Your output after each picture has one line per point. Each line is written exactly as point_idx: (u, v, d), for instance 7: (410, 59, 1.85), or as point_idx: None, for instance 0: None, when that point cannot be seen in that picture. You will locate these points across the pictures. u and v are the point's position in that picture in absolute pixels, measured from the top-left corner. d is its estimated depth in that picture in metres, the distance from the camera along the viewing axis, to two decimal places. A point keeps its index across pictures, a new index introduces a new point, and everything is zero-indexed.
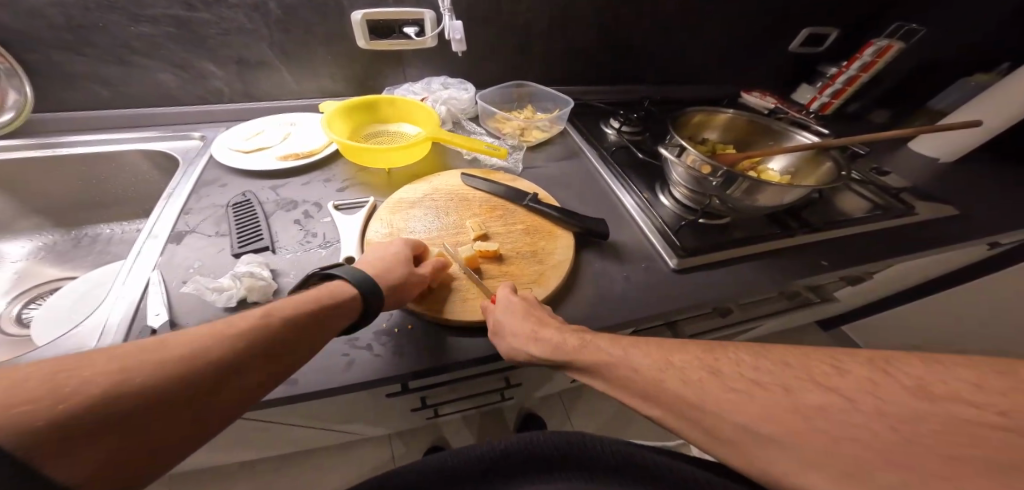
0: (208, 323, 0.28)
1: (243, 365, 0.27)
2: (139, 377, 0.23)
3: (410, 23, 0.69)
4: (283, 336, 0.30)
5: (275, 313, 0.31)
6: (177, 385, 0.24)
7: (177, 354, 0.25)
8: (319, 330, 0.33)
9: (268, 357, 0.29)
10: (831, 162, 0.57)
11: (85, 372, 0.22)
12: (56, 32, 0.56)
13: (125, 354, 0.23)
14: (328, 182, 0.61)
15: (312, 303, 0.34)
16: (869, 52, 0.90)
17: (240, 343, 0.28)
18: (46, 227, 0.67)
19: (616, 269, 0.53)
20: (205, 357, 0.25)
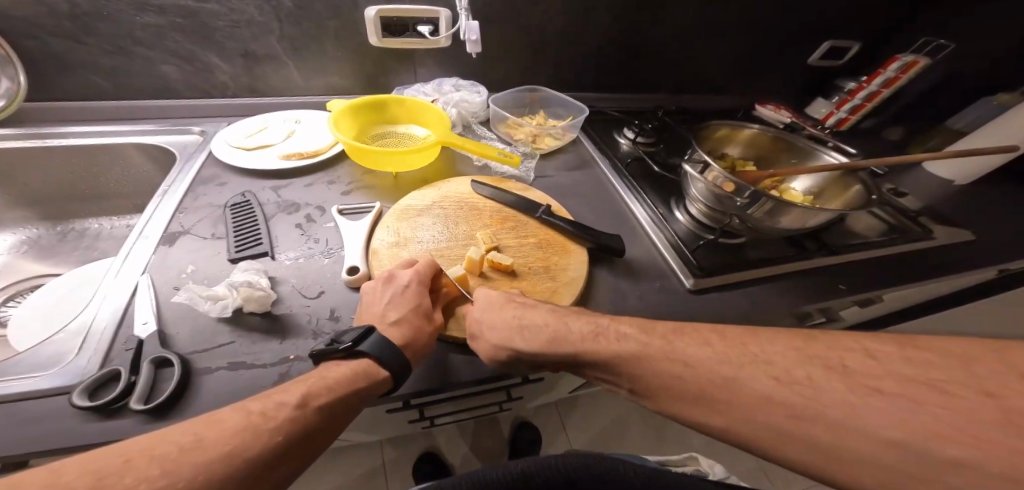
0: (246, 409, 0.27)
1: (275, 459, 0.26)
2: (179, 483, 0.22)
3: (425, 22, 0.67)
4: (316, 423, 0.29)
5: (312, 398, 0.30)
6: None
7: (214, 455, 0.24)
8: (350, 411, 0.32)
9: (299, 445, 0.28)
10: (860, 185, 0.55)
11: (128, 480, 0.21)
12: (55, 19, 0.53)
13: (164, 456, 0.23)
14: (332, 184, 0.58)
15: (347, 383, 0.33)
16: (893, 67, 0.88)
17: (276, 437, 0.27)
18: (33, 220, 0.64)
19: (631, 287, 0.51)
20: (241, 456, 0.25)
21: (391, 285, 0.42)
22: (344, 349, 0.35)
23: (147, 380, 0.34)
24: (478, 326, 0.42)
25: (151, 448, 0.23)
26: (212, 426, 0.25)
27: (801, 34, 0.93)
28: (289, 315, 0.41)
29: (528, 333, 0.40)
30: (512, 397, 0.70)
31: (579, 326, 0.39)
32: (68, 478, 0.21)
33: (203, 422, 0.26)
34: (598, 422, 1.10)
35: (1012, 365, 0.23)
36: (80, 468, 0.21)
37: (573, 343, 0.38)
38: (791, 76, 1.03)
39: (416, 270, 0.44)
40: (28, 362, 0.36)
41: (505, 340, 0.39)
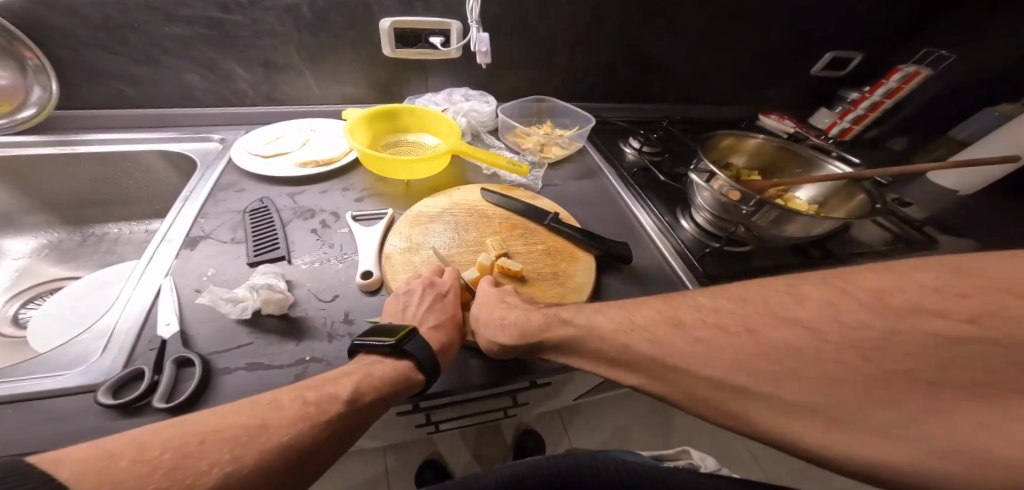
0: (305, 399, 0.30)
1: (320, 449, 0.28)
2: (243, 471, 0.24)
3: (436, 33, 0.69)
4: (358, 419, 0.31)
5: (362, 394, 0.32)
6: (271, 475, 0.25)
7: (276, 444, 0.26)
8: (390, 403, 0.34)
9: (342, 436, 0.30)
10: (864, 194, 0.56)
11: (205, 461, 0.23)
12: (91, 30, 0.56)
13: (235, 441, 0.25)
14: (346, 191, 0.60)
15: (392, 381, 0.35)
16: (896, 77, 0.90)
17: (325, 430, 0.29)
18: (53, 224, 0.66)
19: (637, 292, 0.52)
20: (294, 447, 0.27)
21: (428, 294, 0.45)
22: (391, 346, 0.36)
23: (170, 379, 0.35)
24: (477, 321, 0.44)
25: (221, 432, 0.25)
26: (275, 416, 0.27)
27: (806, 46, 0.95)
28: (305, 317, 0.43)
29: (510, 329, 0.41)
30: (518, 403, 0.71)
31: (535, 318, 0.41)
32: (152, 454, 0.23)
33: (264, 407, 0.28)
34: (601, 431, 1.10)
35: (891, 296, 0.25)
36: (164, 445, 0.23)
37: (535, 338, 0.40)
38: (795, 86, 1.04)
39: (451, 280, 0.47)
40: (53, 362, 0.38)
41: (494, 333, 0.41)
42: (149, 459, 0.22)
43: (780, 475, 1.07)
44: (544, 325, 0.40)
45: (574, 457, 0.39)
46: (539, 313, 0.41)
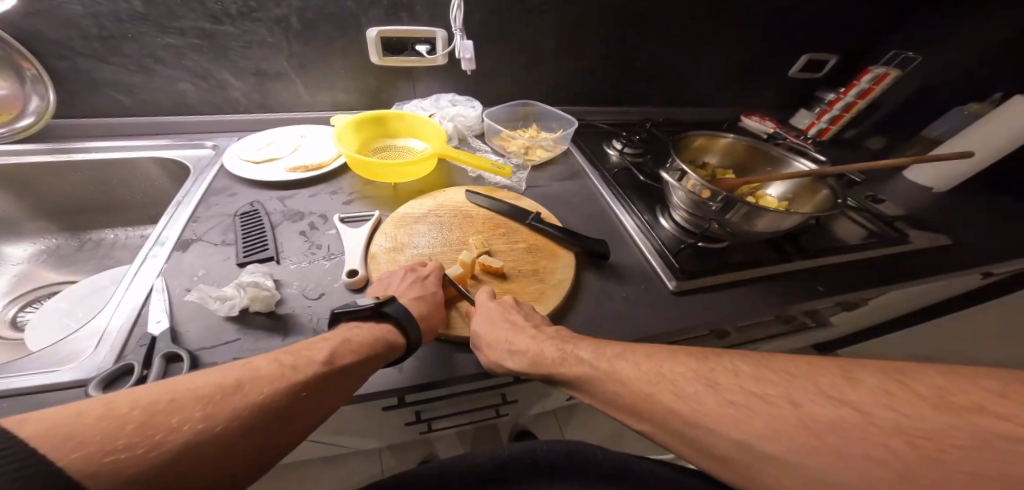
0: (278, 363, 0.32)
1: (296, 406, 0.31)
2: (215, 426, 0.26)
3: (422, 41, 0.71)
4: (335, 379, 0.34)
5: (336, 358, 0.35)
6: (244, 431, 0.28)
7: (249, 402, 0.28)
8: (366, 365, 0.37)
9: (318, 396, 0.32)
10: (828, 190, 0.59)
11: (176, 417, 0.25)
12: (87, 41, 0.58)
13: (208, 400, 0.27)
14: (335, 194, 0.62)
15: (370, 344, 0.38)
16: (867, 78, 0.93)
17: (299, 389, 0.31)
18: (52, 230, 0.68)
19: (616, 288, 0.54)
20: (266, 404, 0.29)
21: (410, 274, 0.48)
22: (370, 308, 0.41)
23: (158, 373, 0.36)
24: (480, 338, 0.44)
25: (194, 391, 0.27)
26: (248, 377, 0.30)
27: (784, 49, 0.98)
28: (292, 315, 0.44)
29: (519, 358, 0.41)
30: (507, 400, 0.72)
31: (550, 350, 0.41)
32: (124, 410, 0.24)
33: (236, 372, 0.30)
34: (595, 430, 1.11)
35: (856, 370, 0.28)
36: (133, 403, 0.25)
37: (546, 370, 0.41)
38: (775, 89, 1.07)
39: (436, 276, 0.49)
40: (47, 359, 0.39)
41: (503, 358, 0.42)
42: (117, 417, 0.24)
43: None
44: (559, 358, 0.40)
45: (567, 444, 0.42)
46: (554, 344, 0.41)
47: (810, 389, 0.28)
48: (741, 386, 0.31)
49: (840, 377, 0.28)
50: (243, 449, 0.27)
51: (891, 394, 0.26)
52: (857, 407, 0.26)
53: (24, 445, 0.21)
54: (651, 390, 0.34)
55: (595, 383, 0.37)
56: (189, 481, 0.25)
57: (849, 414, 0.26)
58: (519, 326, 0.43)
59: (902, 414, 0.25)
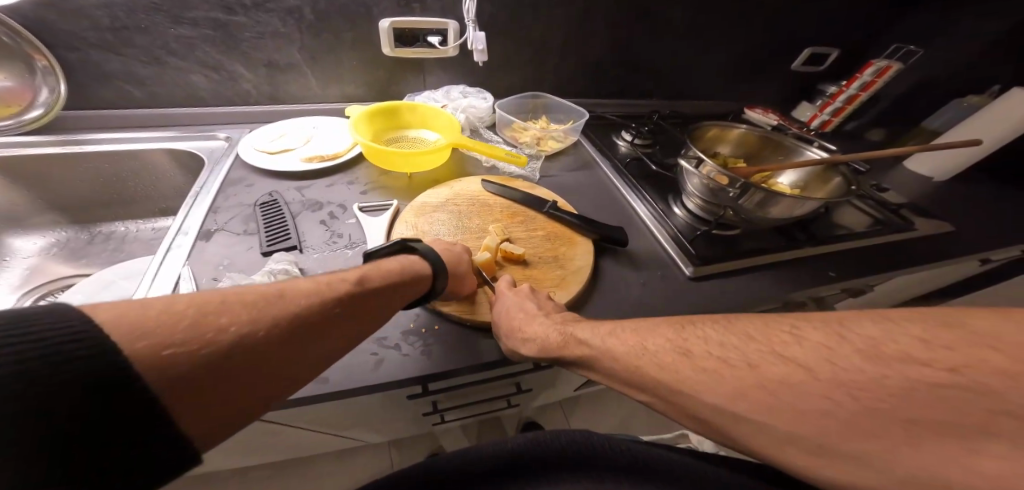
0: (314, 279, 0.33)
1: (331, 321, 0.31)
2: (259, 332, 0.26)
3: (434, 33, 0.72)
4: (365, 300, 0.35)
5: (367, 282, 0.36)
6: (283, 339, 0.28)
7: (290, 312, 0.29)
8: (393, 293, 0.38)
9: (350, 314, 0.33)
10: (840, 178, 0.61)
11: (227, 318, 0.25)
12: (97, 32, 0.57)
13: (254, 305, 0.27)
14: (352, 184, 0.62)
15: (398, 273, 0.40)
16: (869, 72, 0.96)
17: (335, 306, 0.32)
18: (62, 224, 0.67)
19: (634, 275, 0.55)
20: (305, 315, 0.29)
21: (437, 237, 0.51)
22: (397, 242, 0.46)
23: None
24: (500, 322, 0.44)
25: (240, 294, 0.27)
26: (291, 288, 0.30)
27: (788, 42, 0.99)
28: None
29: (532, 345, 0.41)
30: (522, 389, 0.73)
31: (553, 334, 0.41)
32: (179, 306, 0.24)
33: (279, 287, 0.30)
34: (602, 421, 1.12)
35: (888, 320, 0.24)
36: (187, 301, 0.25)
37: (554, 354, 0.41)
38: (778, 83, 1.09)
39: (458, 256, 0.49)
40: None
41: (518, 345, 0.42)
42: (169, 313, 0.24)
43: None
44: (560, 343, 0.41)
45: (563, 434, 0.41)
46: (559, 329, 0.42)
47: (845, 346, 0.24)
48: (770, 350, 0.27)
49: (875, 329, 0.24)
50: (280, 356, 0.28)
51: (934, 346, 0.22)
52: (903, 369, 0.22)
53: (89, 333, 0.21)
54: (672, 361, 0.32)
55: (614, 354, 0.36)
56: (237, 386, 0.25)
57: (895, 375, 0.22)
58: (534, 315, 0.43)
59: (948, 371, 0.21)
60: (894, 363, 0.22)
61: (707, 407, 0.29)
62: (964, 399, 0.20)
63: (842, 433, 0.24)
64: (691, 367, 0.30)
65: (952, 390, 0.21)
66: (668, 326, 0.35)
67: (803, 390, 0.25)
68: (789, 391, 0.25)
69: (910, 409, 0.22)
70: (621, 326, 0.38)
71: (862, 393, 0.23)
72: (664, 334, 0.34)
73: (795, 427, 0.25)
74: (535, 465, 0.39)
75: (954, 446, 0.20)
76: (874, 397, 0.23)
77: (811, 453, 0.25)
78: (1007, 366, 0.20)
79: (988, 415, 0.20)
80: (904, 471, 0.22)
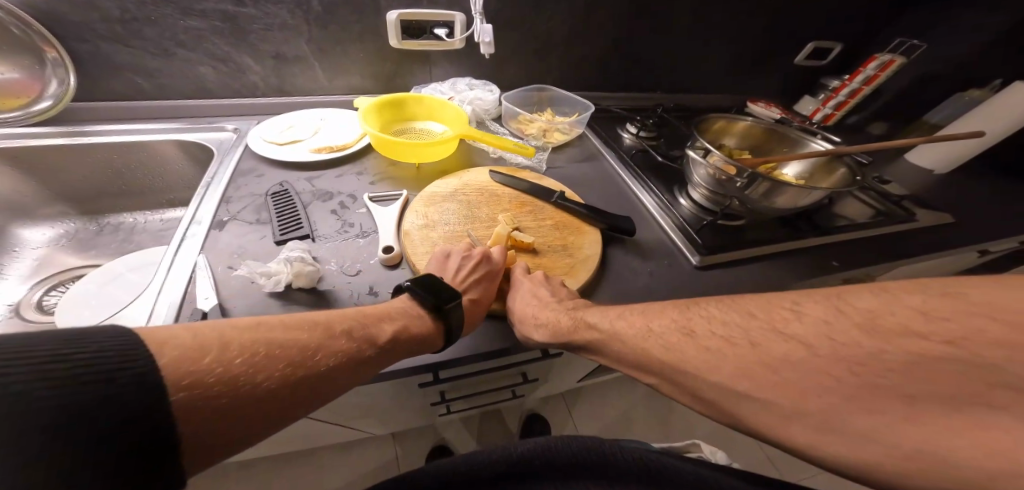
0: (347, 334, 0.34)
1: (345, 380, 0.33)
2: (279, 388, 0.28)
3: (440, 25, 0.72)
4: (380, 361, 0.36)
5: (390, 342, 0.37)
6: (297, 395, 0.29)
7: (313, 372, 0.31)
8: (410, 348, 0.39)
9: (364, 375, 0.35)
10: (846, 168, 0.61)
11: (261, 372, 0.27)
12: (106, 23, 0.58)
13: (288, 359, 0.29)
14: (360, 175, 0.62)
15: (422, 328, 0.40)
16: (872, 66, 0.96)
17: (352, 367, 0.34)
18: (70, 215, 0.67)
19: (641, 264, 0.56)
20: (323, 376, 0.31)
21: (478, 264, 0.49)
22: (434, 303, 0.41)
23: None
24: (513, 311, 0.45)
25: (279, 348, 0.29)
26: (323, 346, 0.32)
27: (792, 35, 0.99)
28: (333, 290, 0.45)
29: (544, 329, 0.42)
30: (528, 379, 0.74)
31: (563, 318, 0.42)
32: (229, 355, 0.27)
33: (306, 330, 0.32)
34: (605, 413, 1.13)
35: (888, 295, 0.24)
36: (237, 351, 0.27)
37: (566, 338, 0.41)
38: (781, 76, 1.09)
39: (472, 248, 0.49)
40: None
41: (529, 330, 0.43)
42: (215, 353, 0.26)
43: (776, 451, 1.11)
44: (570, 328, 0.41)
45: (577, 443, 0.40)
46: (568, 313, 0.42)
47: (843, 320, 0.25)
48: (771, 328, 0.28)
49: (874, 300, 0.25)
50: (287, 410, 0.29)
51: (933, 318, 0.22)
52: (902, 343, 0.23)
53: (149, 365, 0.23)
54: (677, 341, 0.33)
55: (623, 338, 0.37)
56: (240, 425, 0.26)
57: (891, 349, 0.23)
58: (546, 301, 0.44)
59: (944, 344, 0.21)
60: (893, 337, 0.23)
61: (711, 388, 0.30)
62: (962, 372, 0.21)
63: (843, 407, 0.24)
64: (695, 348, 0.31)
65: (950, 363, 0.21)
66: (673, 308, 0.36)
67: (802, 365, 0.25)
68: (790, 367, 0.26)
69: (909, 382, 0.22)
70: (629, 309, 0.39)
71: (862, 368, 0.23)
72: (669, 315, 0.35)
73: (796, 403, 0.25)
74: (535, 462, 0.39)
75: (959, 418, 0.20)
76: (874, 372, 0.23)
77: (817, 430, 0.25)
78: (1007, 336, 0.20)
79: (984, 389, 0.20)
80: (912, 445, 0.21)
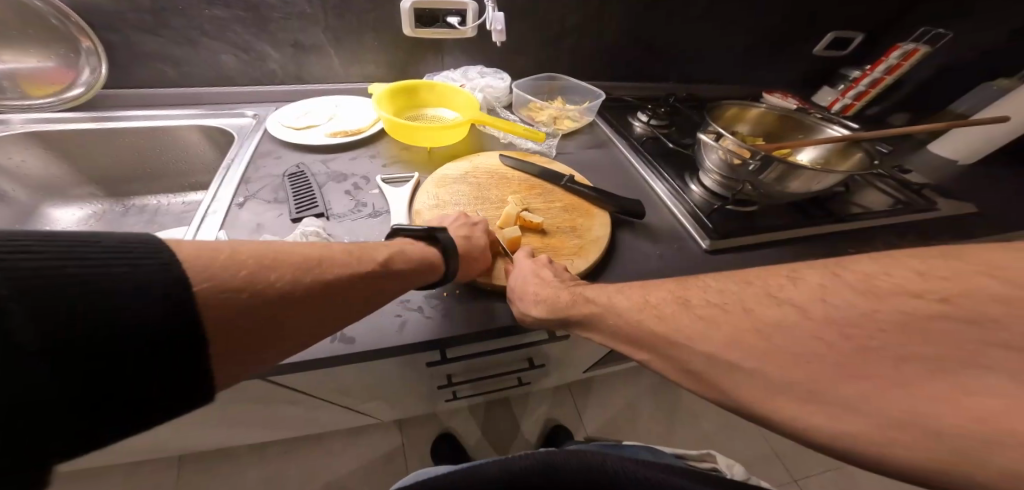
0: (336, 261, 0.34)
1: (339, 301, 0.33)
2: (269, 306, 0.28)
3: (453, 13, 0.72)
4: (375, 286, 0.36)
5: (382, 269, 0.37)
6: (287, 314, 0.29)
7: (302, 290, 0.30)
8: (403, 280, 0.39)
9: (359, 296, 0.34)
10: (864, 153, 0.61)
11: (246, 291, 0.27)
12: (138, 13, 0.60)
13: (274, 280, 0.29)
14: (374, 158, 0.64)
15: (413, 262, 0.40)
16: (895, 55, 0.92)
17: (344, 288, 0.33)
18: (98, 196, 0.71)
19: (650, 247, 0.55)
20: (312, 294, 0.31)
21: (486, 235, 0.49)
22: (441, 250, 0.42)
23: None
24: (515, 287, 0.45)
25: (266, 270, 0.29)
26: (312, 271, 0.32)
27: (811, 24, 0.97)
28: None
29: (544, 304, 0.42)
30: (535, 365, 0.74)
31: (565, 292, 0.42)
32: (216, 274, 0.26)
33: (293, 255, 0.31)
34: (611, 406, 1.12)
35: (887, 260, 0.25)
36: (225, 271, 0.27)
37: (563, 313, 0.41)
38: (798, 66, 1.07)
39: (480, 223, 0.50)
40: None
41: (529, 306, 0.43)
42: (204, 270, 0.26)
43: (787, 448, 1.09)
44: (570, 301, 0.41)
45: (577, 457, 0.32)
46: (570, 290, 0.42)
47: (842, 284, 0.25)
48: (766, 294, 0.28)
49: (872, 267, 0.25)
50: (278, 328, 0.29)
51: (930, 277, 0.23)
52: (895, 303, 0.23)
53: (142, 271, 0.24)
54: (673, 309, 0.32)
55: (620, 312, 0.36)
56: (236, 347, 0.27)
57: (884, 309, 0.23)
58: (549, 280, 0.44)
59: (940, 302, 0.22)
60: (888, 297, 0.23)
61: (701, 355, 0.28)
62: (962, 330, 0.21)
63: (831, 371, 0.23)
64: (689, 313, 0.30)
65: (951, 320, 0.21)
66: (672, 282, 0.35)
67: (797, 326, 0.25)
68: (783, 330, 0.25)
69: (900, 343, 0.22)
70: (629, 283, 0.39)
71: (854, 330, 0.23)
72: (665, 288, 0.35)
73: (785, 373, 0.24)
74: (535, 481, 0.31)
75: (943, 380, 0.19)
76: (867, 332, 0.23)
77: (800, 396, 0.23)
78: (1003, 291, 0.21)
79: (980, 347, 0.20)
80: (902, 412, 0.20)
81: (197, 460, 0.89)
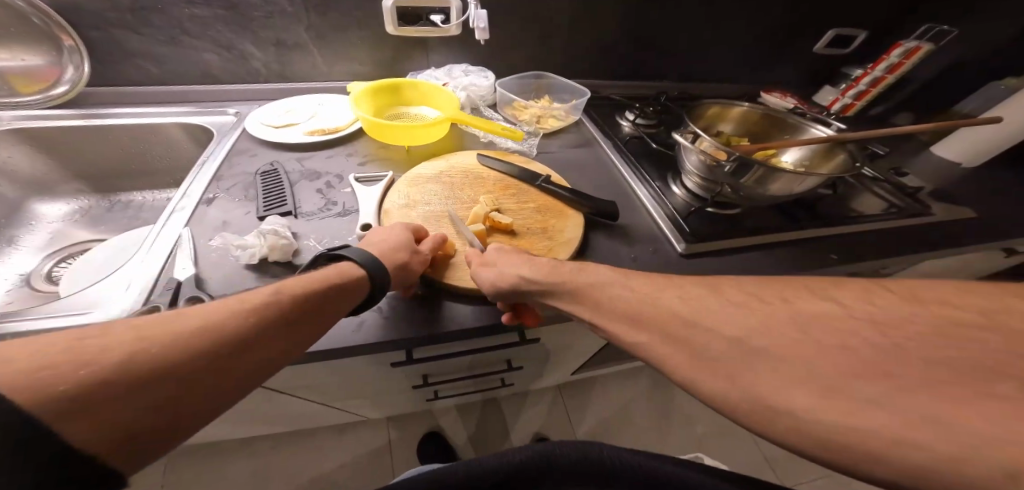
0: (237, 301, 0.29)
1: (265, 338, 0.28)
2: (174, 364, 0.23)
3: (436, 11, 0.72)
4: (300, 312, 0.31)
5: (296, 294, 0.32)
6: (209, 369, 0.25)
7: (210, 339, 0.25)
8: (331, 307, 0.34)
9: (287, 328, 0.30)
10: (847, 154, 0.58)
11: (129, 361, 0.22)
12: (119, 12, 0.61)
13: (164, 338, 0.24)
14: (350, 156, 0.64)
15: (332, 282, 0.36)
16: (896, 53, 0.88)
17: (261, 323, 0.28)
18: (84, 192, 0.72)
19: (624, 249, 0.54)
20: (225, 335, 0.26)
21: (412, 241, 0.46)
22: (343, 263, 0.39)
23: None
24: (479, 277, 0.44)
25: (145, 334, 0.24)
26: (210, 315, 0.27)
27: (810, 21, 0.94)
28: None
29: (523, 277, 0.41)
30: (513, 366, 0.73)
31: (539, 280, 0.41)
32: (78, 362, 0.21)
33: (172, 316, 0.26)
34: (600, 409, 1.11)
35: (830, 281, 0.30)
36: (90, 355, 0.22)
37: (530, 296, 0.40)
38: (796, 65, 1.04)
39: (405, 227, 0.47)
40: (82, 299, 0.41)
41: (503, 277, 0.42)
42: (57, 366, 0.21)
43: (779, 457, 1.07)
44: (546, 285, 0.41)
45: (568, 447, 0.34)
46: (545, 272, 0.42)
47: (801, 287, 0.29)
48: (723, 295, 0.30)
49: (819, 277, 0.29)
50: (205, 385, 0.24)
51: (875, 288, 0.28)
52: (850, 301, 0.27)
53: None
54: None
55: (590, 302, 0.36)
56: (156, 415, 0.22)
57: None
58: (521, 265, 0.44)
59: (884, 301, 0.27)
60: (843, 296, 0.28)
61: None
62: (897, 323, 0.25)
63: None
64: None
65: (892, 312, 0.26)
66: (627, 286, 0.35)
67: None
68: None
69: None
70: (587, 285, 0.38)
71: None
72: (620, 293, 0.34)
73: None
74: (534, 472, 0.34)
75: None
76: None
77: None
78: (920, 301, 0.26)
79: None
80: None
81: (184, 453, 0.90)
